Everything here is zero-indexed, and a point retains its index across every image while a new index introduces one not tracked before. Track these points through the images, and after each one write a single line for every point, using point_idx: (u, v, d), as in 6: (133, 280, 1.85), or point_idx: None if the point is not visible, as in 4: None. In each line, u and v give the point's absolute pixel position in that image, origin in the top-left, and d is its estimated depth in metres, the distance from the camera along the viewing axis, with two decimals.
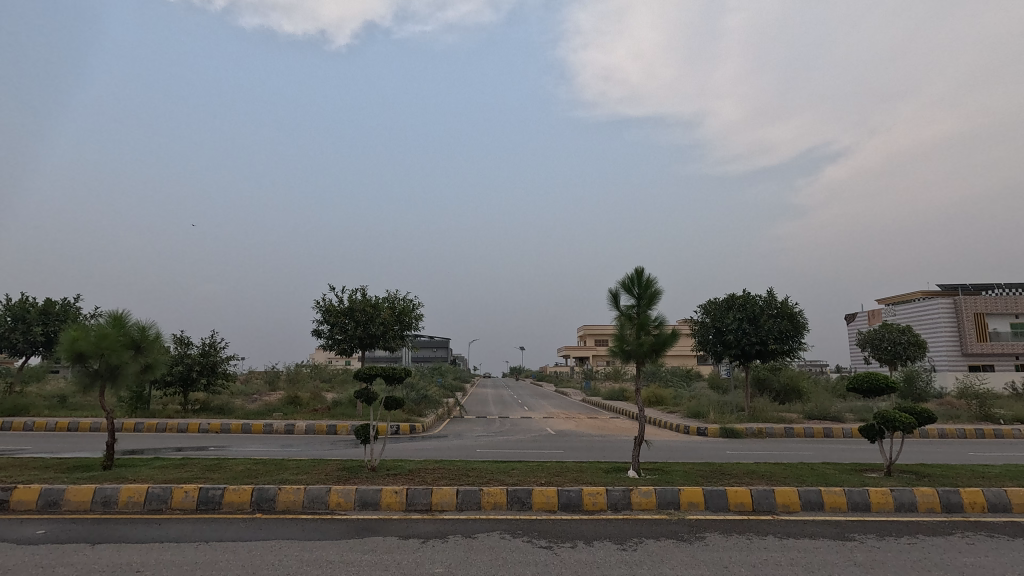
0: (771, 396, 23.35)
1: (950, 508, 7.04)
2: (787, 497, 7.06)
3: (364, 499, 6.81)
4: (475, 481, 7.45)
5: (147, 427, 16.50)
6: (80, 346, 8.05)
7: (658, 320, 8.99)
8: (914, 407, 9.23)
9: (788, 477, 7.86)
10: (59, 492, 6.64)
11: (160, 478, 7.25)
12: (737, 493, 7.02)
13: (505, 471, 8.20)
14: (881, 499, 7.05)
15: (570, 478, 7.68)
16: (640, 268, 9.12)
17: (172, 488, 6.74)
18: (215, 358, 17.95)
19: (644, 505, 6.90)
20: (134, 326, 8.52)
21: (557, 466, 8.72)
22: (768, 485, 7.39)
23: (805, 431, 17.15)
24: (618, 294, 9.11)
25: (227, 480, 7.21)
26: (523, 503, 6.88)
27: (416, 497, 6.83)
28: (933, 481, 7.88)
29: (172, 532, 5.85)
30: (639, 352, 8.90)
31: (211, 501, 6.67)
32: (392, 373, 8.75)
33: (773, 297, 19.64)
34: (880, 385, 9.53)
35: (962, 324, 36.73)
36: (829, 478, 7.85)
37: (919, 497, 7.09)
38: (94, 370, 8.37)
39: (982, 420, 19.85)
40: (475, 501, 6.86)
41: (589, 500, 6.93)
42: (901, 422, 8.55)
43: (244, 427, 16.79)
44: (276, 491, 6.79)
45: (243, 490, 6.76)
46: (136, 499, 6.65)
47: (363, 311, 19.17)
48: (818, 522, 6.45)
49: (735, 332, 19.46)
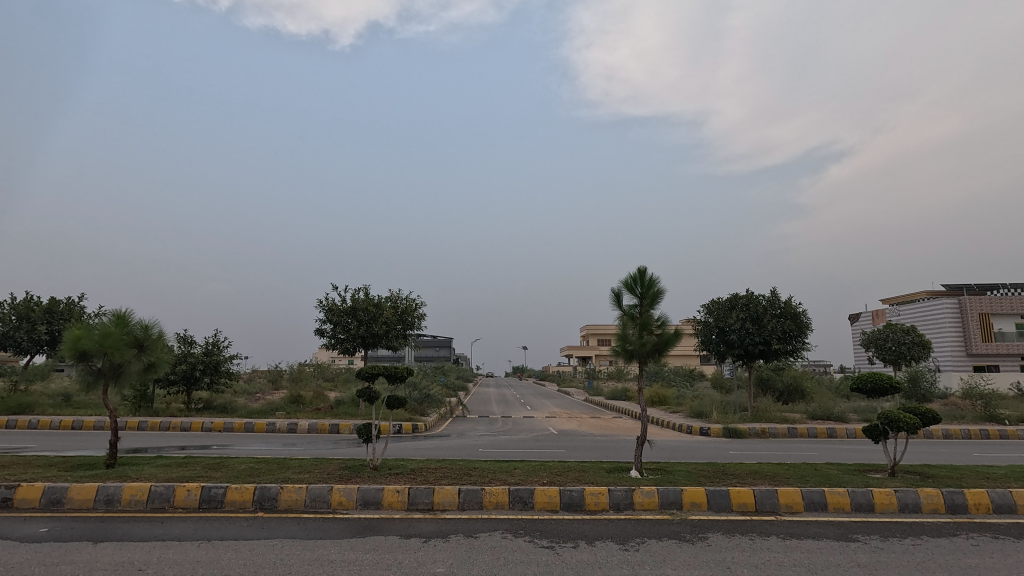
0: (775, 396, 23.26)
1: (954, 508, 7.00)
2: (791, 498, 7.03)
3: (366, 498, 6.80)
4: (477, 480, 7.44)
5: (151, 426, 16.54)
6: (83, 344, 8.07)
7: (661, 320, 8.97)
8: (919, 407, 9.16)
9: (791, 478, 7.82)
10: (62, 490, 6.66)
11: (162, 477, 7.26)
12: (740, 494, 6.99)
13: (507, 471, 8.20)
14: (885, 500, 7.01)
15: (572, 478, 7.66)
16: (643, 268, 9.09)
17: (175, 487, 6.75)
18: (219, 357, 17.99)
19: (646, 505, 6.88)
20: (137, 325, 8.49)
21: (559, 466, 8.72)
22: (771, 485, 7.36)
23: (808, 431, 17.11)
24: (621, 293, 9.09)
25: (230, 479, 7.21)
26: (525, 503, 6.86)
27: (417, 497, 6.82)
28: (938, 481, 7.83)
29: (174, 530, 5.86)
30: (642, 352, 8.88)
31: (214, 500, 6.68)
32: (394, 372, 8.73)
33: (776, 296, 19.56)
34: (885, 385, 9.48)
35: (968, 324, 36.58)
36: (832, 478, 7.81)
37: (924, 498, 7.05)
38: (98, 368, 8.37)
39: (987, 420, 19.76)
40: (477, 500, 6.85)
41: (591, 500, 6.91)
42: (906, 422, 8.50)
43: (247, 426, 16.80)
44: (278, 489, 6.80)
45: (245, 489, 6.76)
46: (139, 497, 6.66)
47: (365, 310, 19.19)
48: (821, 523, 6.42)
49: (739, 331, 19.41)
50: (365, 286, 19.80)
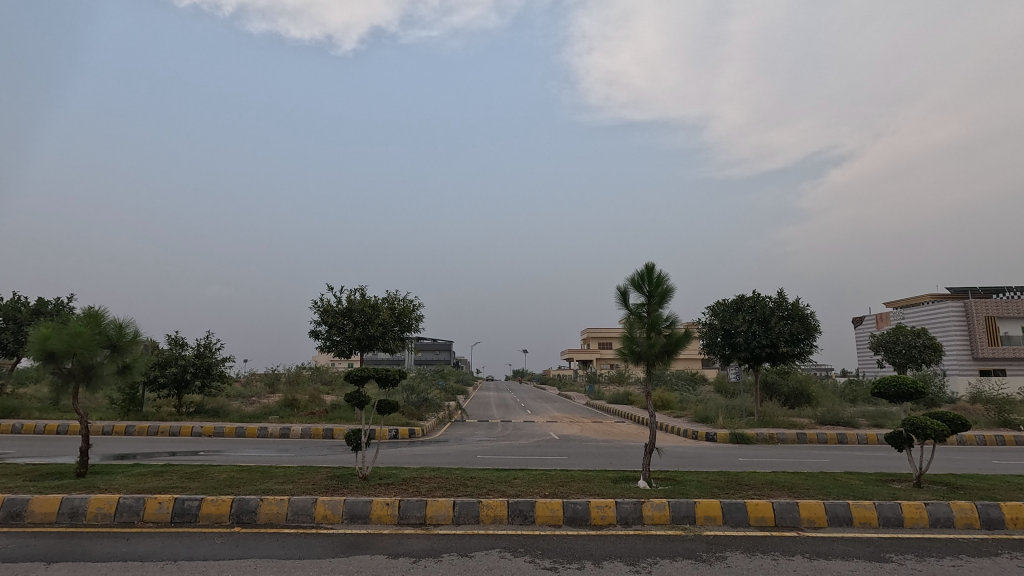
0: (781, 400, 22.65)
1: (990, 523, 6.45)
2: (813, 511, 6.48)
3: (353, 511, 6.27)
4: (473, 492, 6.90)
5: (138, 430, 16.00)
6: (50, 345, 7.48)
7: (670, 320, 8.45)
8: (945, 413, 8.62)
9: (811, 488, 7.29)
10: (23, 502, 6.13)
11: (133, 488, 6.71)
12: (758, 507, 6.45)
13: (507, 481, 7.65)
14: (914, 514, 6.48)
15: (577, 489, 7.13)
16: (651, 264, 8.56)
17: (146, 498, 6.23)
18: (211, 359, 17.43)
19: (656, 519, 6.36)
20: (111, 324, 8.00)
21: (562, 475, 8.18)
22: (791, 497, 6.83)
23: (818, 437, 16.53)
24: (627, 291, 8.59)
25: (206, 490, 6.67)
26: (525, 517, 6.33)
27: (409, 510, 6.29)
28: (970, 494, 7.27)
29: (140, 548, 5.33)
30: (650, 354, 8.34)
31: (187, 513, 6.15)
32: (386, 375, 8.18)
33: (783, 297, 19.09)
34: (909, 389, 8.88)
35: (974, 327, 36.07)
36: (856, 490, 7.27)
37: (957, 512, 6.50)
38: (66, 370, 7.84)
39: (1002, 426, 19.16)
40: (474, 514, 6.31)
41: (597, 514, 6.37)
42: (933, 430, 7.95)
43: (238, 431, 16.25)
44: (257, 502, 6.27)
45: (222, 501, 6.24)
46: (106, 510, 6.14)
47: (361, 312, 18.66)
48: (848, 540, 5.89)
49: (745, 334, 18.85)
50: (361, 287, 19.26)
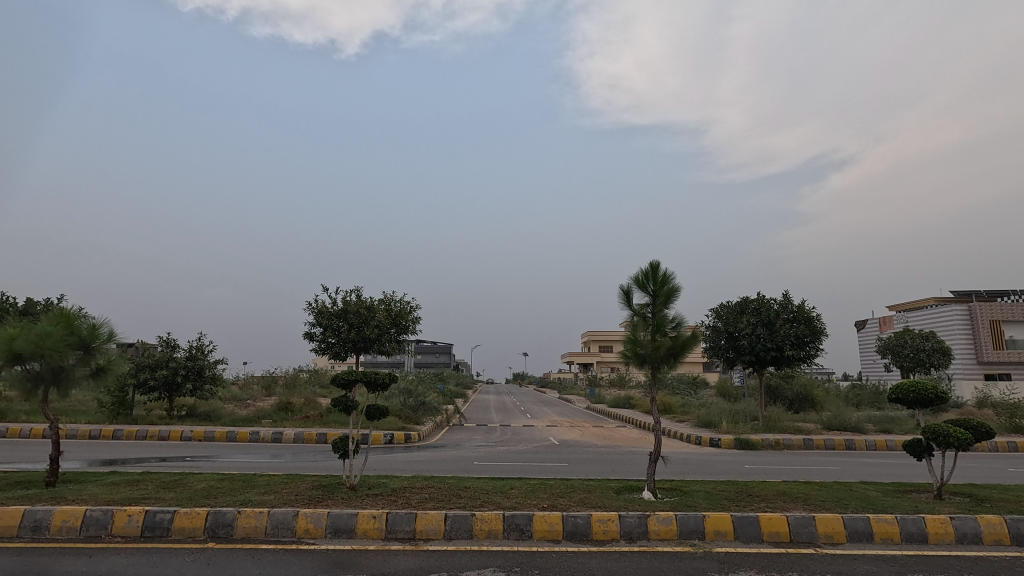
0: (785, 405, 22.21)
1: (1021, 540, 5.99)
2: (831, 527, 6.04)
3: (337, 525, 5.83)
4: (467, 504, 6.45)
5: (125, 434, 15.54)
6: (17, 346, 7.06)
7: (675, 321, 8.02)
8: (966, 420, 8.11)
9: (827, 501, 6.85)
10: None
11: (103, 498, 6.28)
12: (772, 521, 6.02)
13: (503, 492, 7.20)
14: (940, 530, 6.03)
15: (578, 501, 6.70)
16: (656, 262, 8.14)
17: (115, 511, 5.80)
18: (202, 362, 16.90)
19: (663, 534, 5.92)
20: (84, 325, 7.59)
21: (563, 486, 7.71)
22: (807, 511, 6.38)
23: (825, 442, 16.04)
24: (630, 290, 8.16)
25: (181, 501, 6.24)
26: (522, 532, 5.89)
27: (397, 524, 5.86)
28: (996, 507, 6.82)
29: (101, 567, 4.90)
30: (655, 357, 7.90)
31: (159, 527, 5.72)
32: (375, 379, 7.73)
33: (789, 300, 18.67)
34: (929, 395, 8.40)
35: (978, 331, 35.60)
36: (875, 502, 6.82)
37: (985, 527, 6.06)
38: (35, 372, 7.45)
39: (1013, 431, 18.62)
40: (467, 528, 5.88)
41: (599, 528, 5.94)
42: (955, 439, 7.46)
43: (229, 435, 15.84)
44: (234, 515, 5.84)
45: (196, 514, 5.81)
46: (72, 523, 5.71)
47: (357, 313, 18.23)
48: (871, 558, 5.45)
49: (750, 336, 18.41)
50: (358, 288, 18.81)
